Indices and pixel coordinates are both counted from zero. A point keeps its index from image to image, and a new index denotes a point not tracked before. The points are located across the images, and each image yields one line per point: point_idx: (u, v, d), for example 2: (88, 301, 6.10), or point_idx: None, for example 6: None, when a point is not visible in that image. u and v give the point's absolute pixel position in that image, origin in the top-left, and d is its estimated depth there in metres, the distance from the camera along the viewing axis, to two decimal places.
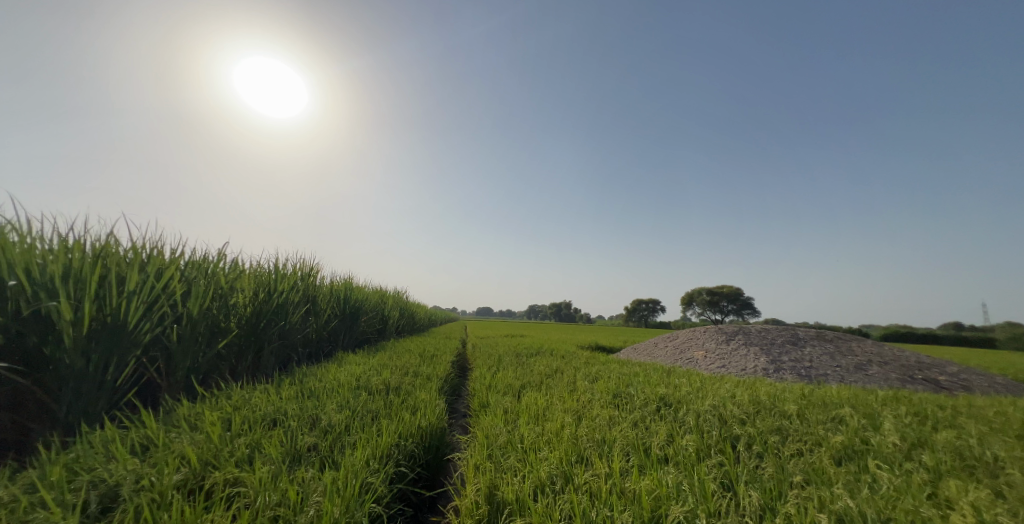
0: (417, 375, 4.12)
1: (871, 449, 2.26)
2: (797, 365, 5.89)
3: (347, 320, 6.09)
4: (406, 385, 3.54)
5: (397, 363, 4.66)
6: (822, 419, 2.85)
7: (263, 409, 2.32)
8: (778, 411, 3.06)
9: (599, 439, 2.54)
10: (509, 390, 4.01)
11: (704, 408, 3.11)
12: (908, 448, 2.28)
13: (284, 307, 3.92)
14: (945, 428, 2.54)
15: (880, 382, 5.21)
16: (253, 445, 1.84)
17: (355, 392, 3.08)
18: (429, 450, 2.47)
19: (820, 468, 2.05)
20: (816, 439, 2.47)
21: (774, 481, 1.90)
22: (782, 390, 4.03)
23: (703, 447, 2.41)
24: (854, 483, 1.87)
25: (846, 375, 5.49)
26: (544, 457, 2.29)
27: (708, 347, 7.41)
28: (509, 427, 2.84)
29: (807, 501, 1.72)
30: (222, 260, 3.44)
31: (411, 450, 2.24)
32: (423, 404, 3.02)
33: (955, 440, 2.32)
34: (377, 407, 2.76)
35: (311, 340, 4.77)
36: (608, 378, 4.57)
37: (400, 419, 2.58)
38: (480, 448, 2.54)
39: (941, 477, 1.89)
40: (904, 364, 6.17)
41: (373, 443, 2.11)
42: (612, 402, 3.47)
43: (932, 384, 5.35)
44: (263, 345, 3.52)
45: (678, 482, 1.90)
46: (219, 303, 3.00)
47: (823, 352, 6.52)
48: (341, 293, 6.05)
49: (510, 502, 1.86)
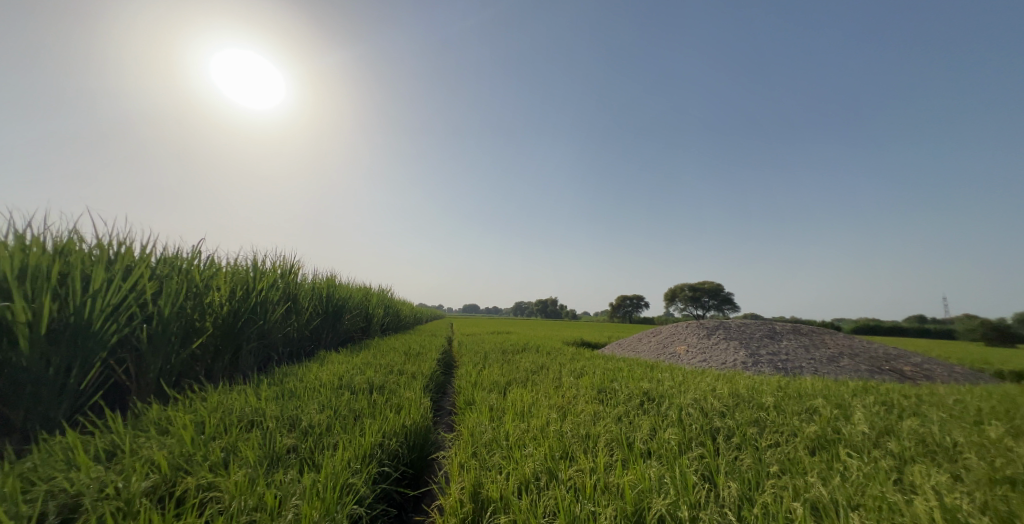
0: (402, 374, 4.08)
1: (842, 438, 2.36)
2: (774, 358, 6.07)
3: (330, 319, 5.97)
4: (390, 384, 3.50)
5: (381, 361, 4.61)
6: (797, 411, 2.95)
7: (240, 410, 2.26)
8: (755, 404, 3.15)
9: (583, 434, 2.56)
10: (495, 388, 4.01)
11: (687, 402, 3.18)
12: (876, 435, 2.39)
13: (264, 306, 3.82)
14: (910, 417, 2.66)
15: (851, 373, 5.43)
16: (228, 449, 1.79)
17: (337, 391, 3.03)
18: (413, 449, 2.45)
19: (795, 458, 2.12)
20: (792, 429, 2.55)
21: (751, 472, 1.96)
22: (760, 382, 4.15)
23: (685, 440, 2.46)
24: (826, 471, 1.94)
25: (819, 367, 5.70)
26: (529, 454, 2.30)
27: (690, 341, 7.58)
28: (494, 425, 2.85)
29: (782, 490, 1.77)
30: (197, 257, 3.32)
31: (395, 450, 2.22)
32: (408, 403, 2.99)
33: (918, 427, 2.44)
34: (361, 406, 2.72)
35: (292, 339, 4.67)
36: (593, 374, 4.62)
37: (383, 419, 2.55)
38: (466, 446, 2.53)
39: (905, 463, 1.99)
40: (873, 355, 6.45)
41: (355, 443, 2.08)
42: (596, 397, 3.51)
43: (898, 374, 5.61)
44: (240, 344, 3.42)
45: (660, 475, 1.94)
46: (194, 301, 2.90)
47: (799, 345, 6.75)
48: (323, 290, 5.93)
49: (494, 499, 1.86)
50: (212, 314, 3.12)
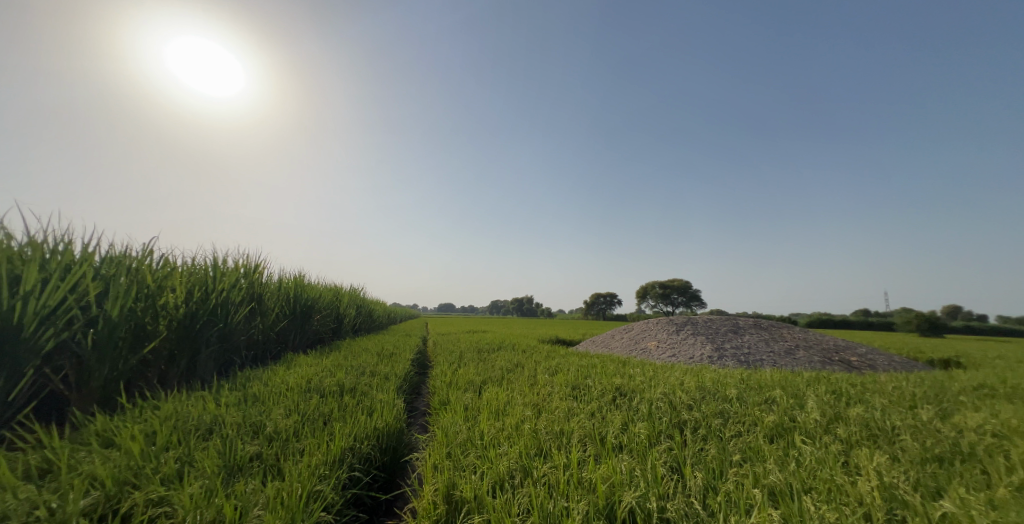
0: (374, 375, 4.00)
1: (797, 426, 2.51)
2: (738, 352, 6.36)
3: (298, 320, 5.75)
4: (361, 386, 3.42)
5: (352, 363, 4.50)
6: (758, 401, 3.10)
7: (197, 418, 2.14)
8: (719, 396, 3.29)
9: (557, 431, 2.59)
10: (470, 387, 3.99)
11: (656, 396, 3.28)
12: (827, 422, 2.55)
13: (225, 307, 3.64)
14: (856, 404, 2.86)
15: (806, 364, 5.78)
16: (183, 459, 1.69)
17: (305, 395, 2.93)
18: (385, 452, 2.40)
19: (756, 446, 2.23)
20: (753, 419, 2.69)
21: (716, 462, 2.05)
22: (724, 375, 4.34)
23: (654, 433, 2.54)
24: (783, 458, 2.05)
25: (777, 359, 6.02)
26: (504, 453, 2.30)
27: (660, 337, 7.82)
28: (469, 424, 2.83)
29: (743, 477, 1.86)
30: (149, 256, 3.11)
31: (366, 453, 2.17)
32: (380, 404, 2.93)
33: (864, 413, 2.62)
34: (330, 410, 2.64)
35: (257, 342, 4.46)
36: (568, 371, 4.68)
37: (354, 422, 2.48)
38: (439, 447, 2.50)
39: (852, 447, 2.14)
40: (824, 347, 6.89)
41: (322, 448, 2.02)
42: (570, 394, 3.56)
43: (847, 364, 6.01)
44: (198, 348, 3.23)
45: (631, 468, 1.99)
46: (145, 303, 2.72)
47: (759, 339, 7.11)
48: (290, 291, 5.71)
49: (468, 499, 1.86)
50: (166, 316, 2.94)
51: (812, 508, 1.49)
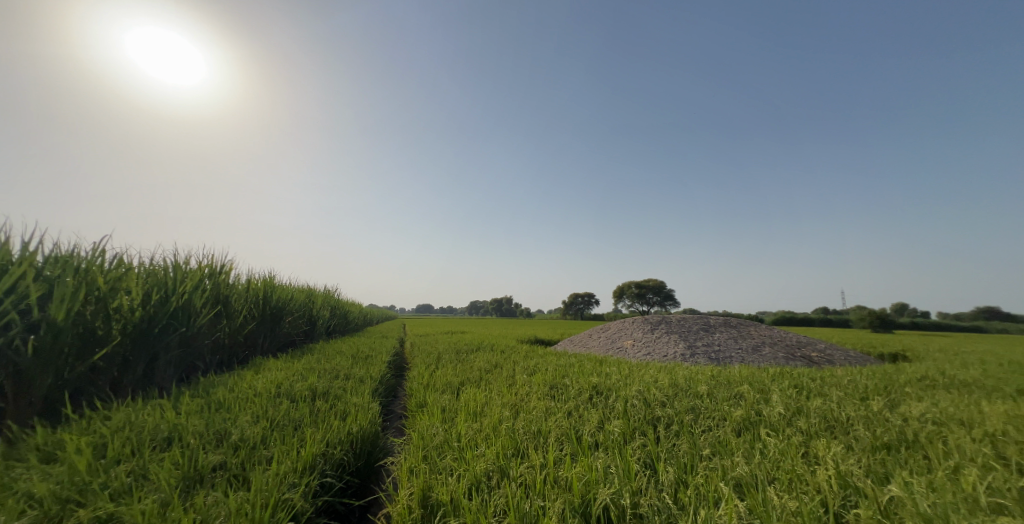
0: (349, 378, 3.90)
1: (763, 419, 2.62)
2: (708, 349, 6.58)
3: (268, 323, 5.54)
4: (335, 389, 3.33)
5: (325, 366, 4.37)
6: (727, 397, 3.22)
7: (153, 427, 2.02)
8: (691, 392, 3.40)
9: (535, 431, 2.61)
10: (448, 389, 3.95)
11: (632, 393, 3.35)
12: (790, 415, 2.68)
13: (186, 309, 3.46)
14: (816, 397, 3.01)
15: (771, 360, 6.05)
16: (137, 473, 1.59)
17: (275, 400, 2.83)
18: (359, 456, 2.34)
19: (724, 440, 2.32)
20: (723, 414, 2.78)
21: (688, 456, 2.11)
22: (696, 372, 4.47)
23: (629, 430, 2.59)
24: (749, 450, 2.14)
25: (745, 355, 6.28)
26: (481, 454, 2.29)
27: (636, 335, 8.00)
28: (446, 426, 2.80)
29: (712, 471, 1.92)
30: (101, 256, 2.92)
31: (339, 458, 2.11)
32: (354, 408, 2.86)
33: (823, 405, 2.76)
34: (301, 415, 2.55)
35: (222, 346, 4.26)
36: (546, 371, 4.71)
37: (326, 427, 2.41)
38: (415, 450, 2.47)
39: (812, 438, 2.25)
40: (787, 343, 7.24)
41: (292, 455, 1.94)
42: (548, 393, 3.59)
43: (808, 360, 6.34)
44: (156, 354, 3.06)
45: (606, 465, 2.02)
46: (95, 306, 2.54)
47: (728, 336, 7.39)
48: (259, 292, 5.48)
49: (443, 502, 1.84)
50: (119, 320, 2.75)
51: (775, 498, 1.55)
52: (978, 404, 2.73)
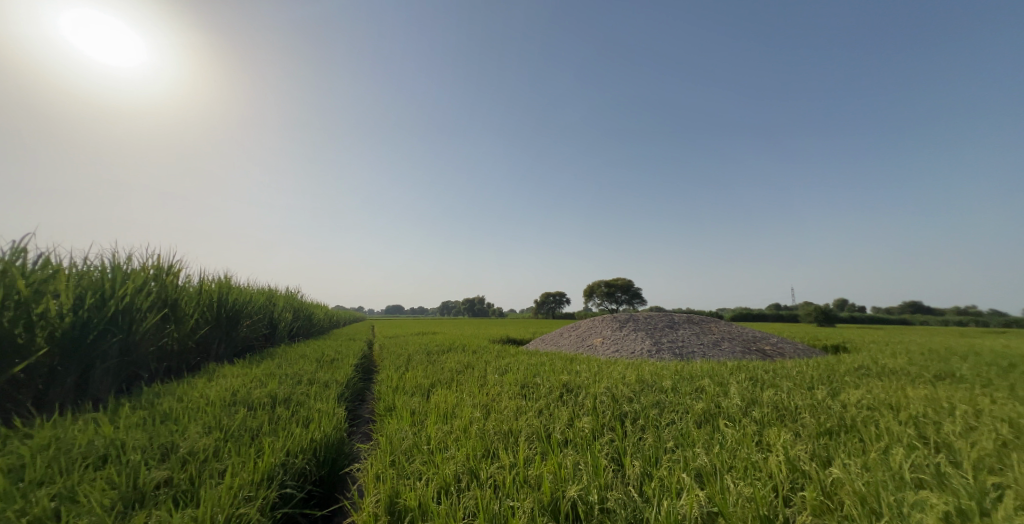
0: (312, 383, 3.74)
1: (722, 411, 2.74)
2: (673, 345, 6.84)
3: (224, 327, 5.22)
4: (297, 395, 3.18)
5: (287, 371, 4.17)
6: (689, 391, 3.35)
7: (86, 444, 1.84)
8: (656, 387, 3.51)
9: (505, 431, 2.60)
10: (417, 391, 3.87)
11: (601, 390, 3.42)
12: (746, 405, 2.82)
13: (128, 314, 3.20)
14: (769, 388, 3.20)
15: (730, 354, 6.38)
16: (64, 496, 1.45)
17: (229, 409, 2.66)
18: (322, 465, 2.25)
19: (687, 432, 2.41)
20: (686, 407, 2.89)
21: (652, 450, 2.17)
22: (662, 368, 4.63)
23: (598, 426, 2.64)
24: (709, 440, 2.23)
25: (706, 350, 6.58)
26: (451, 456, 2.26)
27: (605, 333, 8.18)
28: (415, 429, 2.75)
29: (676, 462, 1.99)
30: (22, 256, 2.64)
31: (301, 468, 2.01)
32: (318, 414, 2.75)
33: (774, 395, 2.94)
34: (259, 424, 2.42)
35: (170, 353, 3.97)
36: (517, 370, 4.72)
37: (286, 435, 2.29)
38: (382, 455, 2.39)
39: (765, 426, 2.38)
40: (744, 337, 7.67)
41: (247, 467, 1.83)
42: (519, 393, 3.59)
43: (762, 352, 6.74)
44: (91, 363, 2.80)
45: (575, 462, 2.05)
46: (13, 313, 2.30)
47: (691, 332, 7.72)
48: (213, 294, 5.15)
49: (411, 508, 1.79)
50: (45, 327, 2.51)
51: (732, 485, 1.63)
52: (906, 389, 3.00)
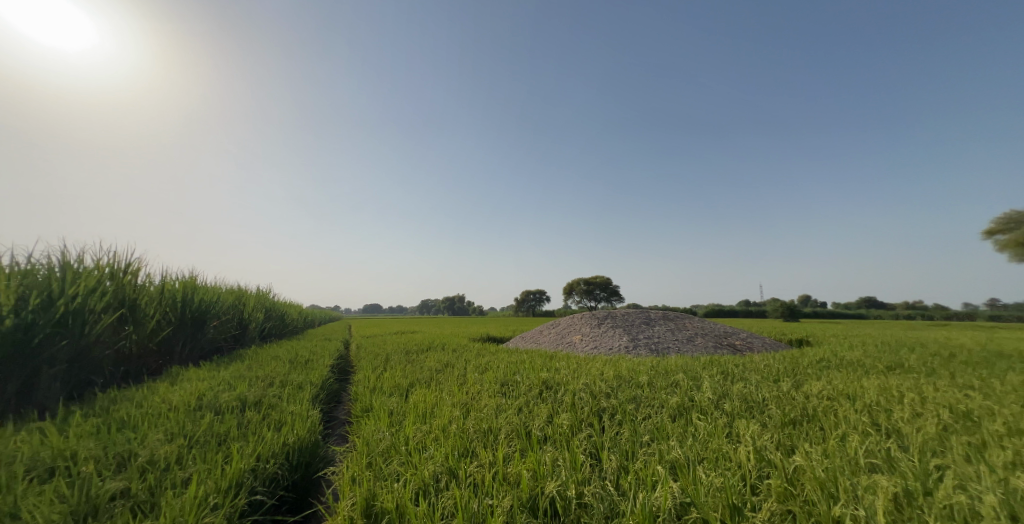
0: (285, 385, 3.62)
1: (695, 404, 2.82)
2: (649, 341, 7.01)
3: (189, 328, 4.98)
4: (269, 398, 3.07)
5: (258, 373, 4.02)
6: (665, 385, 3.43)
7: (30, 457, 1.71)
8: (633, 382, 3.58)
9: (485, 429, 2.60)
10: (396, 391, 3.81)
11: (579, 386, 3.46)
12: (717, 398, 2.92)
13: (79, 315, 3.00)
14: (739, 381, 3.32)
15: (703, 349, 6.60)
16: (3, 513, 1.34)
17: (194, 414, 2.54)
18: (295, 469, 2.18)
19: (661, 425, 2.47)
20: (661, 401, 2.97)
21: (629, 444, 2.21)
22: (638, 363, 4.73)
23: (577, 422, 2.67)
24: (683, 433, 2.30)
25: (681, 345, 6.79)
26: (429, 456, 2.24)
27: (584, 330, 8.30)
28: (393, 430, 2.70)
29: (651, 455, 2.04)
30: None
31: (272, 473, 1.94)
32: (291, 417, 2.65)
33: (744, 388, 3.05)
34: (227, 429, 2.32)
35: (129, 356, 3.76)
36: (497, 368, 4.72)
37: (256, 440, 2.20)
38: (358, 457, 2.33)
39: (735, 418, 2.47)
40: (716, 333, 7.95)
41: (213, 474, 1.75)
42: (499, 391, 3.59)
43: (733, 347, 7.01)
44: (37, 368, 2.62)
45: (554, 459, 2.06)
46: None
47: (666, 328, 7.94)
48: (176, 294, 4.90)
49: (388, 510, 1.75)
50: None
51: (703, 476, 1.67)
52: (863, 379, 3.17)
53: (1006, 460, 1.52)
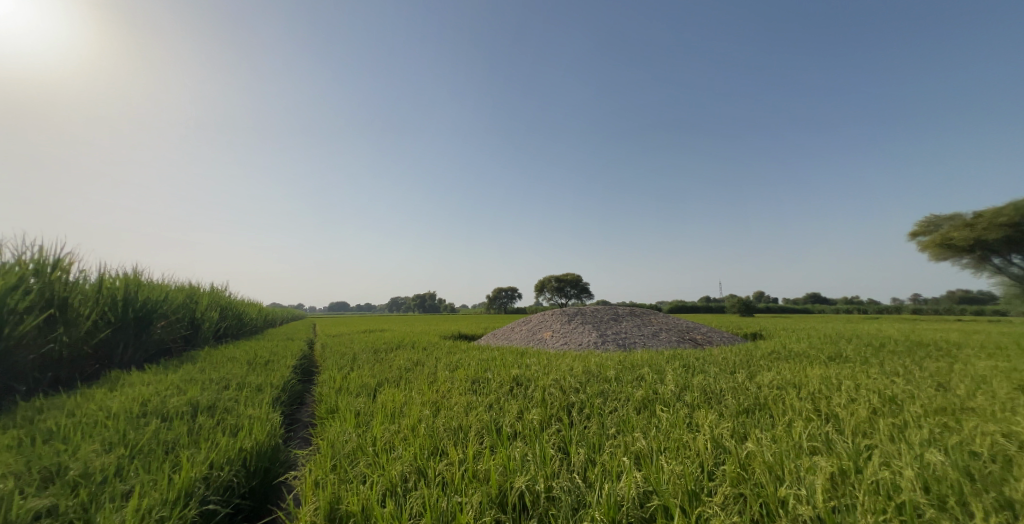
0: (243, 388, 3.44)
1: (659, 397, 2.93)
2: (617, 337, 7.22)
3: (131, 329, 4.62)
4: (225, 402, 2.90)
5: (212, 375, 3.80)
6: (631, 379, 3.54)
7: None
8: (601, 377, 3.68)
9: (455, 426, 2.58)
10: (363, 391, 3.71)
11: (549, 382, 3.51)
12: (679, 391, 3.05)
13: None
14: (699, 374, 3.49)
15: (667, 343, 6.89)
16: None
17: (139, 421, 2.36)
18: (254, 475, 2.08)
19: (627, 418, 2.56)
20: (627, 395, 3.06)
21: (596, 437, 2.26)
22: (606, 358, 4.85)
23: (546, 417, 2.71)
24: (647, 424, 2.38)
25: (646, 340, 7.05)
26: (398, 456, 2.20)
27: (554, 327, 8.41)
28: (359, 431, 2.63)
29: (617, 447, 2.10)
30: None
31: (226, 481, 1.84)
32: (249, 422, 2.52)
33: (703, 380, 3.20)
34: (177, 436, 2.17)
35: (58, 361, 3.44)
36: (468, 366, 4.71)
37: (209, 446, 2.07)
38: (322, 460, 2.26)
39: (695, 409, 2.59)
40: (679, 328, 8.30)
41: (159, 485, 1.63)
42: (470, 388, 3.58)
43: (694, 340, 7.36)
44: None
45: (524, 454, 2.08)
46: None
47: (633, 324, 8.20)
48: (116, 292, 4.54)
49: (354, 513, 1.71)
50: None
51: (664, 464, 1.75)
52: (808, 369, 3.42)
53: (923, 438, 1.69)
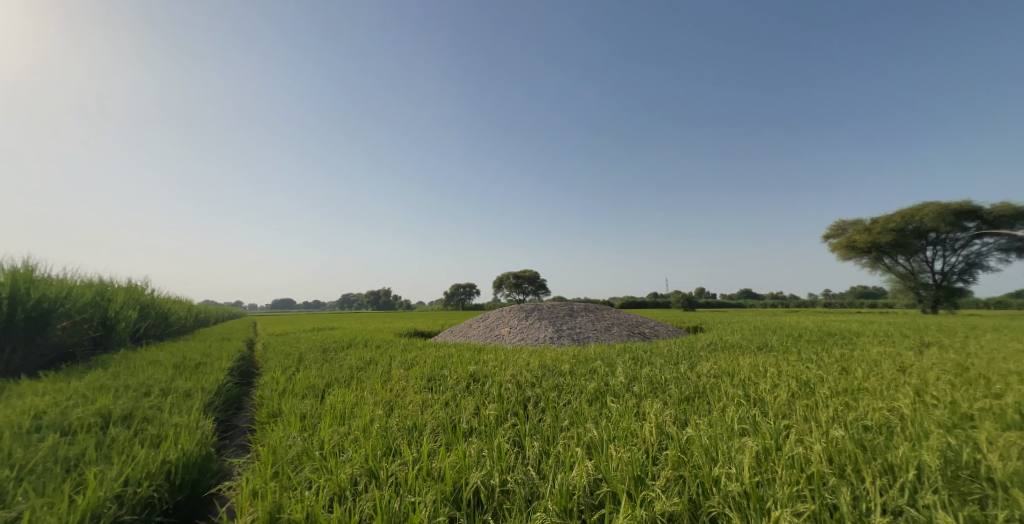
0: (168, 394, 3.11)
1: (610, 389, 3.04)
2: (573, 332, 7.43)
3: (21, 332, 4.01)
4: (145, 410, 2.61)
5: (129, 381, 3.40)
6: (584, 373, 3.65)
7: None
8: (557, 371, 3.76)
9: (409, 425, 2.51)
10: (309, 392, 3.50)
11: (506, 378, 3.53)
12: (629, 382, 3.19)
13: None
14: (647, 365, 3.67)
15: (619, 337, 7.20)
16: None
17: (33, 436, 2.06)
18: (179, 489, 1.89)
19: (580, 410, 2.63)
20: (581, 387, 3.15)
21: (550, 430, 2.31)
22: (562, 353, 4.97)
23: (502, 412, 2.72)
24: (598, 415, 2.47)
25: (600, 334, 7.32)
26: (347, 458, 2.10)
27: (512, 322, 8.47)
28: (305, 435, 2.48)
29: (570, 438, 2.15)
30: None
31: (144, 499, 1.65)
32: (174, 431, 2.29)
33: (651, 371, 3.38)
34: (82, 452, 1.92)
35: None
36: (423, 363, 4.61)
37: (124, 460, 1.85)
38: (262, 468, 2.11)
39: (643, 398, 2.72)
40: (630, 322, 8.71)
41: (57, 509, 1.43)
42: (425, 386, 3.50)
43: (643, 334, 7.76)
44: None
45: (479, 450, 2.07)
46: None
47: (587, 319, 8.48)
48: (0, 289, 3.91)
49: (297, 521, 1.60)
50: None
51: (612, 452, 1.82)
52: (741, 359, 3.72)
53: (830, 416, 1.90)
